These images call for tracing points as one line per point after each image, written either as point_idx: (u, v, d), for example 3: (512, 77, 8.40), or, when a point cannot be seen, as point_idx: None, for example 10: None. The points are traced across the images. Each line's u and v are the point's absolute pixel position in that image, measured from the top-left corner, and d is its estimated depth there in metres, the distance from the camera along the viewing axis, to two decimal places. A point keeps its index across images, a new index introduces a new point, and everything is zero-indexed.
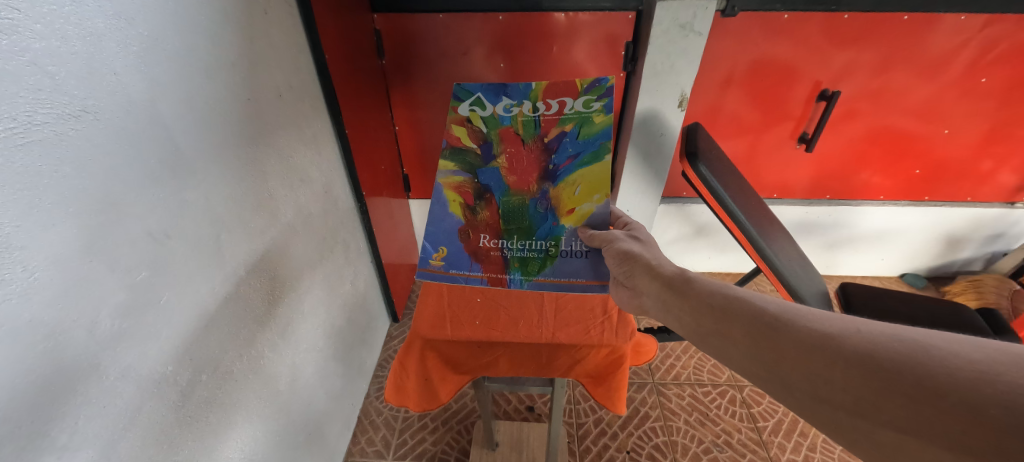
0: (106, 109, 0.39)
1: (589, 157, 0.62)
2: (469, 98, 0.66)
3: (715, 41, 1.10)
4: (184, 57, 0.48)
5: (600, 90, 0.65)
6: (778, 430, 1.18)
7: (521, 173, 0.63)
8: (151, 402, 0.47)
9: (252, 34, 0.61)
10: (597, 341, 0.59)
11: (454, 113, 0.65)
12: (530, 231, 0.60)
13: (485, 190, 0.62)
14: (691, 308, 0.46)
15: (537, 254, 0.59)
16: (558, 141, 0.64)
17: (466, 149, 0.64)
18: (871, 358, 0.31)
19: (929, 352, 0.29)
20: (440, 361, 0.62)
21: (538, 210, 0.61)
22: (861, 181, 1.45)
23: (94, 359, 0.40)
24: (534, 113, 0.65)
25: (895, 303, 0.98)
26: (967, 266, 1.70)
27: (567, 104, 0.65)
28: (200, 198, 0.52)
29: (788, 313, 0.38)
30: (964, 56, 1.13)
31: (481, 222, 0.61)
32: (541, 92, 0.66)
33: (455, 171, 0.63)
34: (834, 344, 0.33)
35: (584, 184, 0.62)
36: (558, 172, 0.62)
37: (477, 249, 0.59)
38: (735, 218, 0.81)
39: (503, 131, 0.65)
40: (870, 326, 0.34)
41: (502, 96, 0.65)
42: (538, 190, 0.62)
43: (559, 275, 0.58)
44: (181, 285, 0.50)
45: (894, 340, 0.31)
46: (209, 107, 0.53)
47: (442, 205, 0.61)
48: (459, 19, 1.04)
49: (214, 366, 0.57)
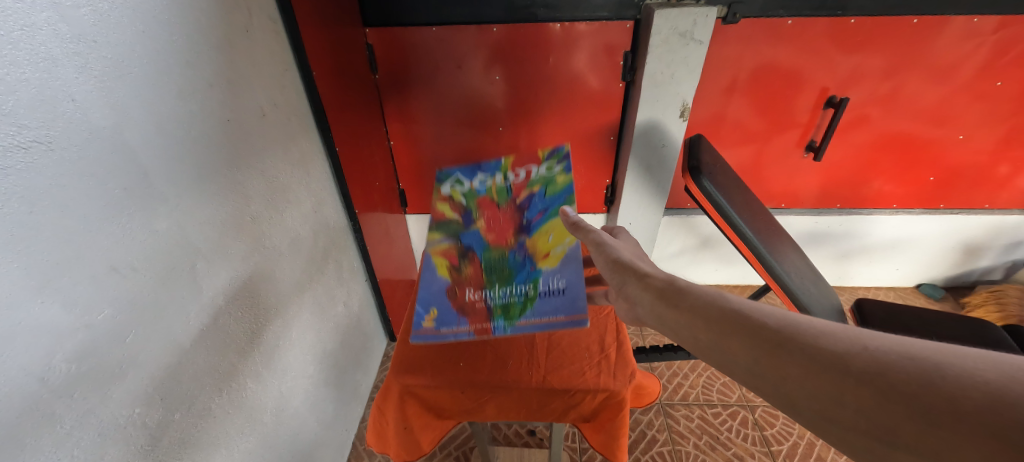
0: (63, 138, 0.36)
1: (556, 210, 0.66)
2: (450, 180, 0.76)
3: (716, 50, 1.08)
4: (153, 79, 0.46)
5: (559, 156, 0.74)
6: (793, 454, 1.12)
7: (499, 231, 0.66)
8: (115, 449, 0.43)
9: (233, 53, 0.59)
10: (593, 386, 0.54)
11: (438, 193, 0.74)
12: (510, 279, 0.59)
13: (468, 249, 0.64)
14: (680, 321, 0.39)
15: (518, 298, 0.56)
16: (528, 200, 0.69)
17: (449, 220, 0.70)
18: (881, 377, 0.25)
19: (947, 373, 0.23)
20: (422, 408, 0.58)
21: (516, 260, 0.62)
22: (871, 190, 1.40)
23: (48, 408, 0.37)
24: (505, 182, 0.73)
25: (918, 319, 0.92)
26: (987, 276, 1.64)
27: (533, 172, 0.73)
28: (172, 227, 0.49)
29: (782, 323, 0.32)
30: (975, 60, 1.09)
31: (466, 278, 0.61)
32: (509, 166, 0.74)
33: (441, 239, 0.67)
34: (840, 361, 0.27)
35: (555, 232, 0.64)
36: (532, 224, 0.65)
37: (463, 304, 0.58)
38: (743, 235, 0.76)
39: (480, 200, 0.71)
40: (876, 339, 0.27)
41: (478, 174, 0.75)
42: (515, 243, 0.64)
43: (539, 315, 0.54)
44: (151, 322, 0.47)
45: (900, 356, 0.25)
46: (183, 130, 0.50)
47: (430, 270, 0.62)
48: (454, 32, 1.02)
49: (190, 403, 0.53)
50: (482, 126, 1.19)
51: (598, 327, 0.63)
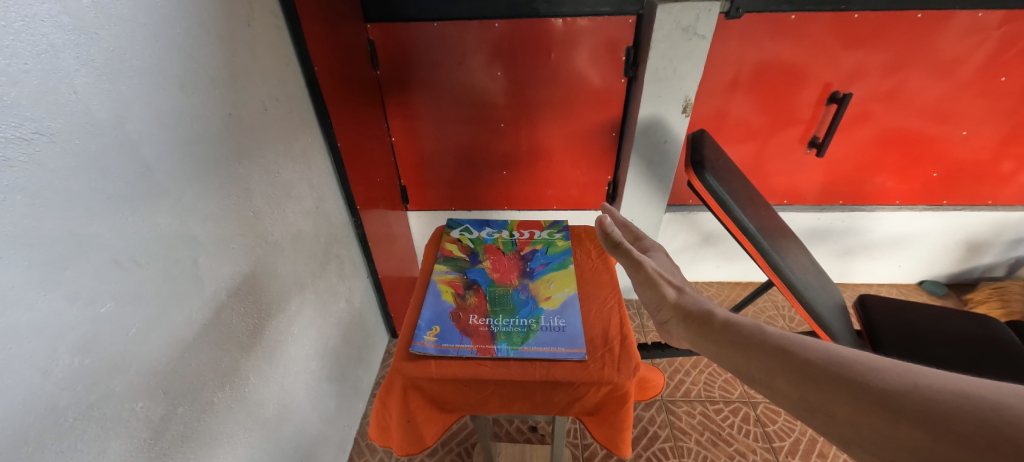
0: (66, 130, 0.36)
1: (557, 264, 0.73)
2: (459, 227, 0.83)
3: (719, 46, 1.07)
4: (155, 72, 0.45)
5: (558, 226, 0.84)
6: (795, 450, 1.12)
7: (503, 272, 0.71)
8: (118, 443, 0.43)
9: (234, 47, 0.59)
10: (597, 378, 0.54)
11: (448, 235, 0.80)
12: (513, 311, 0.63)
13: (473, 282, 0.69)
14: (725, 354, 0.39)
15: (520, 328, 0.60)
16: (531, 253, 0.76)
17: (456, 257, 0.75)
18: (935, 415, 0.24)
19: (1005, 412, 0.22)
20: (424, 401, 0.58)
21: (519, 298, 0.66)
22: (875, 186, 1.39)
23: (51, 401, 0.36)
24: (511, 237, 0.81)
25: (921, 315, 0.92)
26: (989, 272, 1.63)
27: (536, 233, 0.82)
28: (174, 221, 0.49)
29: (830, 356, 0.31)
30: (979, 56, 1.09)
31: (470, 305, 0.64)
32: (515, 225, 0.84)
33: (448, 271, 0.71)
34: (891, 400, 0.26)
35: (556, 281, 0.69)
36: (534, 271, 0.71)
37: (466, 326, 0.60)
38: (745, 230, 0.75)
39: (486, 246, 0.78)
40: (932, 378, 0.27)
41: (486, 226, 0.83)
42: (518, 283, 0.69)
43: (541, 344, 0.57)
44: (153, 316, 0.46)
45: (959, 397, 0.24)
46: (185, 124, 0.50)
47: (435, 295, 0.66)
48: (457, 28, 1.02)
49: (192, 397, 0.53)
50: (483, 122, 1.19)
51: (601, 320, 0.62)
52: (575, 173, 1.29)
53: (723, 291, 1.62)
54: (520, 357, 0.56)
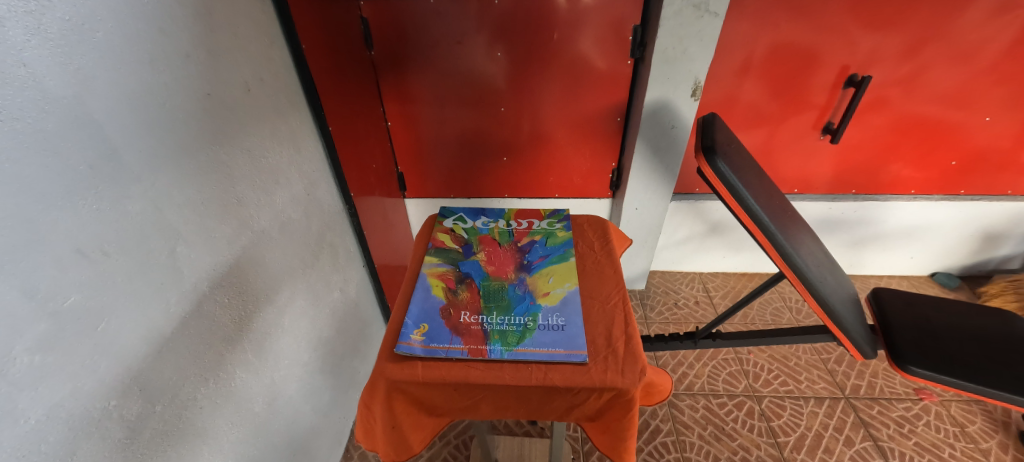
0: (15, 106, 0.32)
1: (557, 257, 0.69)
2: (453, 216, 0.80)
3: (731, 25, 1.02)
4: (118, 45, 0.41)
5: (559, 216, 0.80)
6: (800, 446, 1.10)
7: (498, 264, 0.68)
8: (88, 444, 0.41)
9: (213, 21, 0.54)
10: (598, 384, 0.51)
11: (441, 225, 0.77)
12: (509, 308, 0.60)
13: (466, 276, 0.65)
14: None
15: (516, 327, 0.57)
16: (529, 245, 0.73)
17: (449, 248, 0.72)
18: None
19: None
20: (410, 405, 0.56)
21: (516, 293, 0.63)
22: (890, 174, 1.34)
23: (10, 403, 0.34)
24: (508, 227, 0.77)
25: (936, 310, 0.89)
26: (1005, 265, 1.59)
27: (535, 223, 0.79)
28: (146, 208, 0.46)
29: None
30: (1008, 36, 1.03)
31: (462, 301, 0.61)
32: (512, 215, 0.80)
33: (439, 263, 0.68)
34: None
35: (556, 275, 0.66)
36: (532, 265, 0.68)
37: (457, 324, 0.57)
38: (757, 220, 0.71)
39: (481, 237, 0.74)
40: None
41: (481, 215, 0.80)
42: (515, 278, 0.65)
43: (539, 346, 0.54)
44: (125, 309, 0.44)
45: None
46: (155, 105, 0.46)
47: (425, 289, 0.63)
48: (455, 5, 0.97)
49: (172, 395, 0.51)
50: (482, 106, 1.14)
51: (605, 318, 0.59)
52: (577, 160, 1.25)
53: (728, 282, 1.59)
54: (515, 359, 0.53)
